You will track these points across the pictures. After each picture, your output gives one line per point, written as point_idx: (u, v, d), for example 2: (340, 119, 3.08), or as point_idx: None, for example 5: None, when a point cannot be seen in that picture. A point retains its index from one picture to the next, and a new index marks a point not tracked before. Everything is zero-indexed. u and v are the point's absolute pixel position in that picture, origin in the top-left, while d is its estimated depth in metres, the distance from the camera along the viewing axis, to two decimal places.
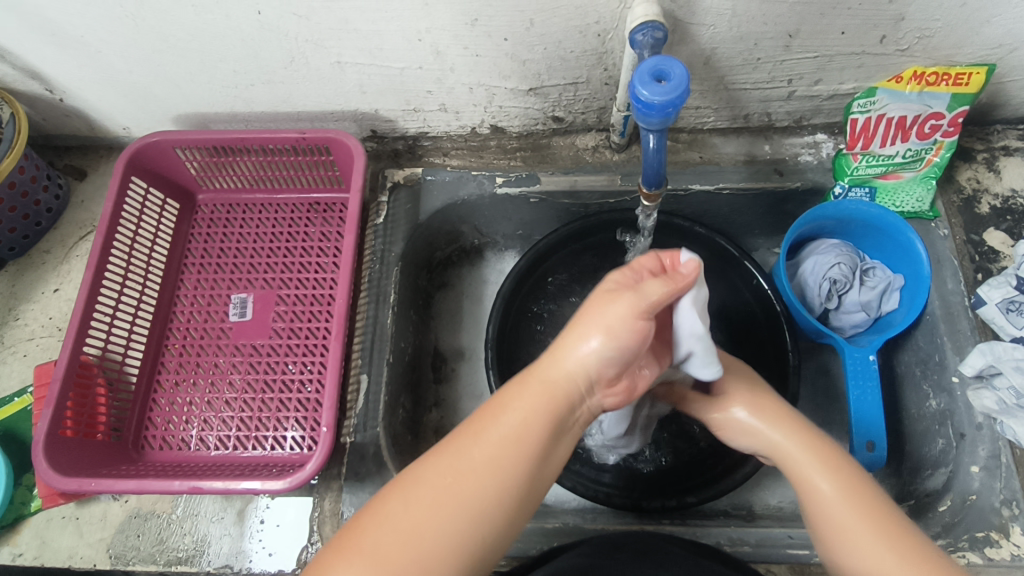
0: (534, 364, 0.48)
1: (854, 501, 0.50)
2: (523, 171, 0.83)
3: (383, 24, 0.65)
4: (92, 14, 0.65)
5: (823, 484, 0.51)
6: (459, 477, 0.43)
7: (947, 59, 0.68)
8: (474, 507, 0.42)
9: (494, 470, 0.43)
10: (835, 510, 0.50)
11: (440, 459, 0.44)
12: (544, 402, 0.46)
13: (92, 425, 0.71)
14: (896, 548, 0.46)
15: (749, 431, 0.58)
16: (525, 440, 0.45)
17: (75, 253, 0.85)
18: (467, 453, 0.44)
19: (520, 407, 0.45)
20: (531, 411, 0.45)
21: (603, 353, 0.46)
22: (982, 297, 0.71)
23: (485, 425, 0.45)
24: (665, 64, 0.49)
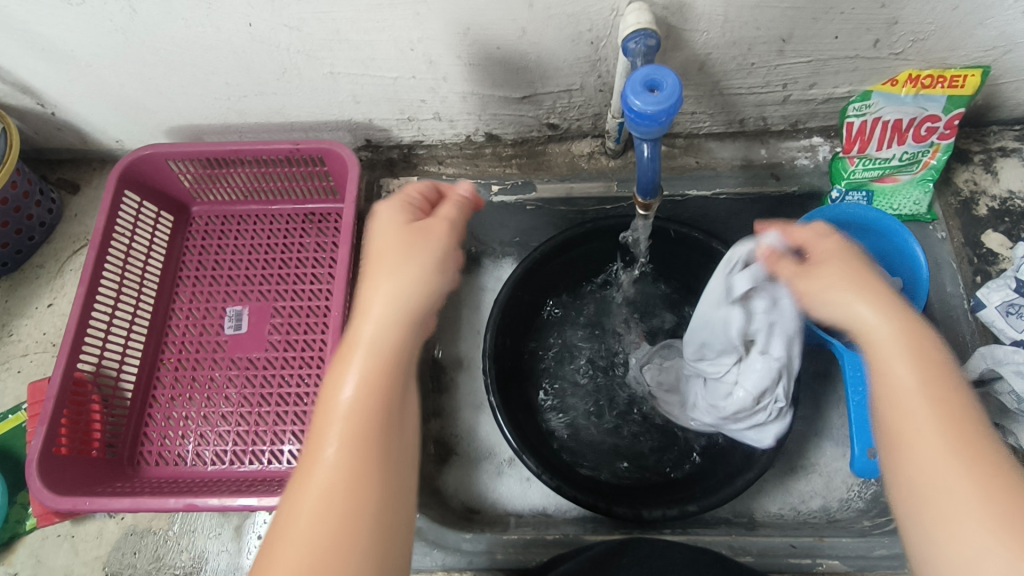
0: (330, 366, 0.42)
1: (932, 394, 0.39)
2: (519, 178, 0.84)
3: (375, 34, 0.65)
4: (83, 29, 0.65)
5: (897, 367, 0.41)
6: (305, 506, 0.38)
7: (941, 62, 0.68)
8: (347, 518, 0.38)
9: (354, 469, 0.38)
10: (910, 399, 0.40)
11: (304, 468, 0.39)
12: (368, 373, 0.40)
13: (87, 442, 0.70)
14: (960, 447, 0.38)
15: (836, 294, 0.44)
16: (372, 424, 0.39)
17: (68, 266, 0.84)
18: (318, 457, 0.39)
19: (354, 389, 0.40)
20: (363, 392, 0.40)
21: (424, 308, 0.43)
22: (982, 299, 0.71)
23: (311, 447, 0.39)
24: (657, 73, 0.49)
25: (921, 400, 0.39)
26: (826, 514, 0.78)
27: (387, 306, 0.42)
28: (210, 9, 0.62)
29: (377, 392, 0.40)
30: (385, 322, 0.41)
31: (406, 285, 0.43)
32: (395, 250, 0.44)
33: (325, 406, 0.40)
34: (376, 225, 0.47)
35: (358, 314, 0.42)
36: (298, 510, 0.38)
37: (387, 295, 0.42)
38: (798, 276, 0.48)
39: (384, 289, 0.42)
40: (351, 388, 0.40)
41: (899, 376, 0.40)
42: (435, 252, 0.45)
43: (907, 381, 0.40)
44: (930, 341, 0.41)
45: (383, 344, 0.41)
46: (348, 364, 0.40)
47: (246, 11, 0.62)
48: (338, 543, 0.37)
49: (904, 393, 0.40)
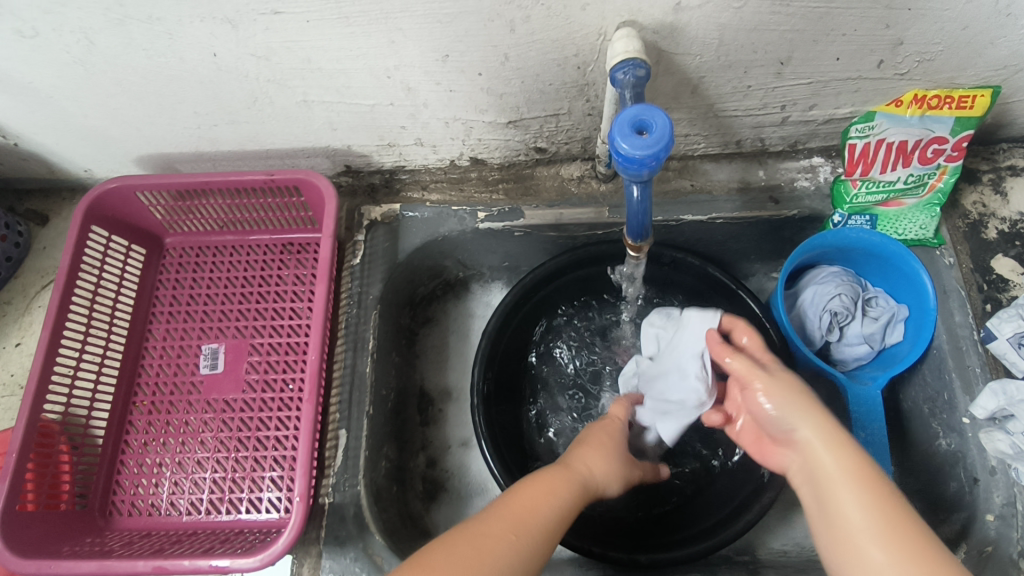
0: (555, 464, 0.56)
1: (874, 511, 0.45)
2: (506, 204, 0.78)
3: (347, 63, 0.61)
4: (38, 61, 0.61)
5: (848, 494, 0.46)
6: (483, 526, 0.47)
7: (949, 81, 0.64)
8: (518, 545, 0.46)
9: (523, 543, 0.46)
10: (856, 524, 0.45)
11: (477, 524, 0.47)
12: (577, 497, 0.53)
13: (55, 495, 0.67)
14: (909, 555, 0.42)
15: (794, 411, 0.52)
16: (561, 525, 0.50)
17: (37, 303, 0.81)
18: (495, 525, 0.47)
19: (551, 487, 0.52)
20: (558, 513, 0.50)
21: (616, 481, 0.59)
22: (992, 330, 0.67)
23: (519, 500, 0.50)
24: (646, 113, 0.46)
25: (859, 506, 0.45)
26: None
27: (597, 469, 0.57)
28: (171, 39, 0.58)
29: (567, 513, 0.51)
30: (600, 472, 0.57)
31: (609, 460, 0.58)
32: (612, 448, 0.60)
33: (528, 491, 0.50)
34: (590, 430, 0.63)
35: (579, 455, 0.58)
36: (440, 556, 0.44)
37: (594, 462, 0.57)
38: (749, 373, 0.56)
39: (611, 456, 0.59)
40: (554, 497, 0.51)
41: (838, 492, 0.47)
42: (624, 453, 0.61)
43: (856, 519, 0.45)
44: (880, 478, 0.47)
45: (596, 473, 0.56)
46: (560, 478, 0.53)
47: (210, 41, 0.58)
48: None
49: (851, 520, 0.45)
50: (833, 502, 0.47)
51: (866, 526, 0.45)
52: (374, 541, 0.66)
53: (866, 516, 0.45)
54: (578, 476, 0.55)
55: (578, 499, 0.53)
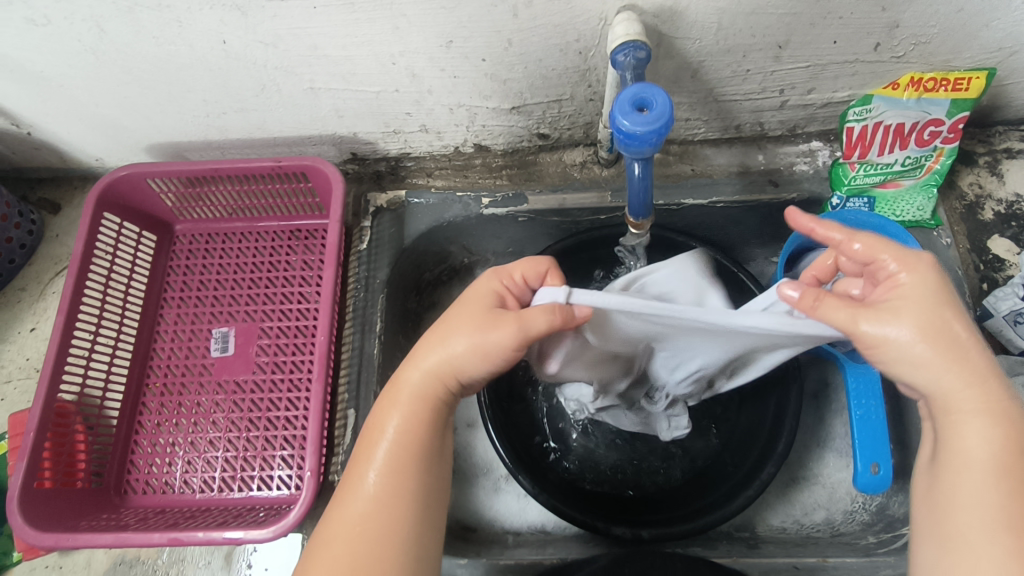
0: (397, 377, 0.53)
1: (1004, 443, 0.41)
2: (510, 190, 0.80)
3: (354, 49, 0.63)
4: (51, 50, 0.63)
5: (973, 417, 0.42)
6: (364, 501, 0.48)
7: (945, 64, 0.65)
8: (385, 507, 0.48)
9: (395, 503, 0.48)
10: (970, 441, 0.42)
11: (345, 500, 0.49)
12: (419, 418, 0.51)
13: (71, 473, 0.69)
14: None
15: (947, 348, 0.42)
16: (414, 456, 0.50)
17: (51, 288, 0.82)
18: (359, 493, 0.49)
19: (395, 427, 0.50)
20: (396, 441, 0.50)
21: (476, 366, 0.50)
22: (989, 308, 0.68)
23: (369, 453, 0.50)
24: (647, 92, 0.47)
25: (988, 455, 0.41)
26: (830, 528, 0.76)
27: (430, 367, 0.51)
28: (181, 27, 0.59)
29: (415, 430, 0.51)
30: (428, 371, 0.51)
31: (459, 341, 0.50)
32: (452, 329, 0.51)
33: (366, 452, 0.50)
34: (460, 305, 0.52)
35: (412, 360, 0.52)
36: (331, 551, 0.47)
37: (426, 362, 0.51)
38: (857, 312, 0.44)
39: (451, 341, 0.51)
40: (389, 432, 0.50)
41: (965, 436, 0.42)
42: (486, 324, 0.49)
43: (978, 451, 0.42)
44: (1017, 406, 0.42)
45: (434, 370, 0.51)
46: (389, 409, 0.51)
47: (219, 28, 0.60)
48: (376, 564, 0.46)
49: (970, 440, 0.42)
50: (950, 425, 0.43)
51: (986, 453, 0.42)
52: None
53: (992, 445, 0.42)
54: (413, 392, 0.51)
55: (421, 420, 0.51)
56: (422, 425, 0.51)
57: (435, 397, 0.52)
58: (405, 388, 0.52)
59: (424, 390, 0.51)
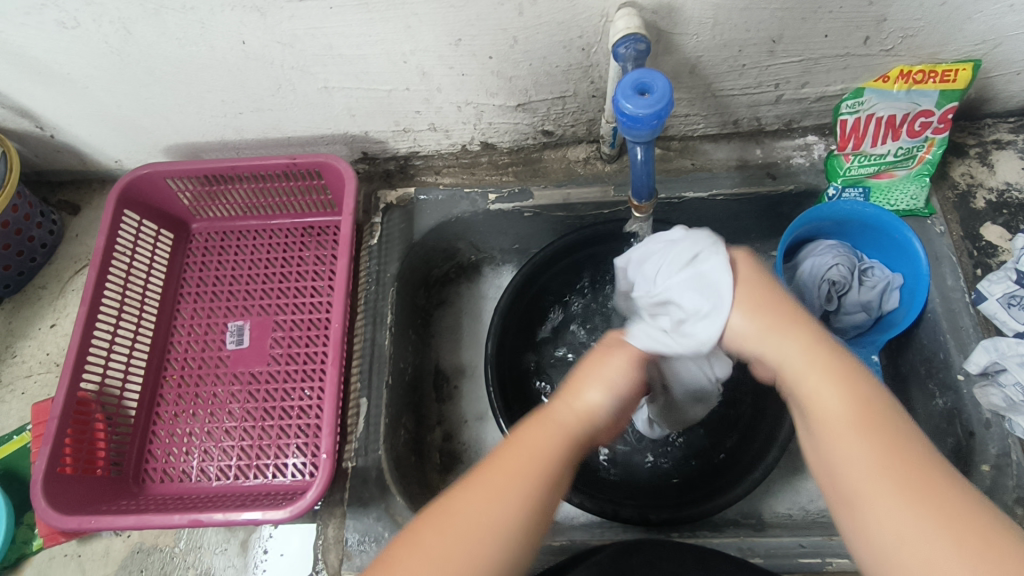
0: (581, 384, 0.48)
1: (864, 430, 0.41)
2: (515, 186, 0.83)
3: (367, 48, 0.66)
4: (79, 51, 0.66)
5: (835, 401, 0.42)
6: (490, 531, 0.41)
7: (932, 57, 0.68)
8: (500, 564, 0.41)
9: (502, 555, 0.41)
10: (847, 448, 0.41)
11: (460, 524, 0.41)
12: (562, 453, 0.45)
13: (92, 461, 0.70)
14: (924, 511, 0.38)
15: (781, 345, 0.45)
16: (541, 514, 0.43)
17: (70, 286, 0.85)
18: (491, 515, 0.42)
19: (538, 456, 0.44)
20: (538, 480, 0.43)
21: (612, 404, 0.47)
22: (983, 292, 0.71)
23: (499, 476, 0.43)
24: (648, 77, 0.51)
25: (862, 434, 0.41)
26: None
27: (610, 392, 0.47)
28: (203, 28, 0.62)
29: (554, 469, 0.44)
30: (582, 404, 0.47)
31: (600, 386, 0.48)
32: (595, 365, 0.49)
33: (492, 497, 0.42)
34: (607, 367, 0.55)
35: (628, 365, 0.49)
36: (436, 563, 0.40)
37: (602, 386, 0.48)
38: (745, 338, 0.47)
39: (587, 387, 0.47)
40: (537, 475, 0.44)
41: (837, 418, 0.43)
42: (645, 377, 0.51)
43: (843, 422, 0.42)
44: (852, 369, 0.44)
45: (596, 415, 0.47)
46: (541, 436, 0.45)
47: (239, 29, 0.63)
48: None
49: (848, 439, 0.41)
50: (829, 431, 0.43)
51: (873, 462, 0.40)
52: (395, 502, 0.69)
53: (857, 433, 0.41)
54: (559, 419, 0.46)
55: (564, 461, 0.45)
56: (564, 459, 0.45)
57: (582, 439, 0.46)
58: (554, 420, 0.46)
59: (569, 427, 0.46)
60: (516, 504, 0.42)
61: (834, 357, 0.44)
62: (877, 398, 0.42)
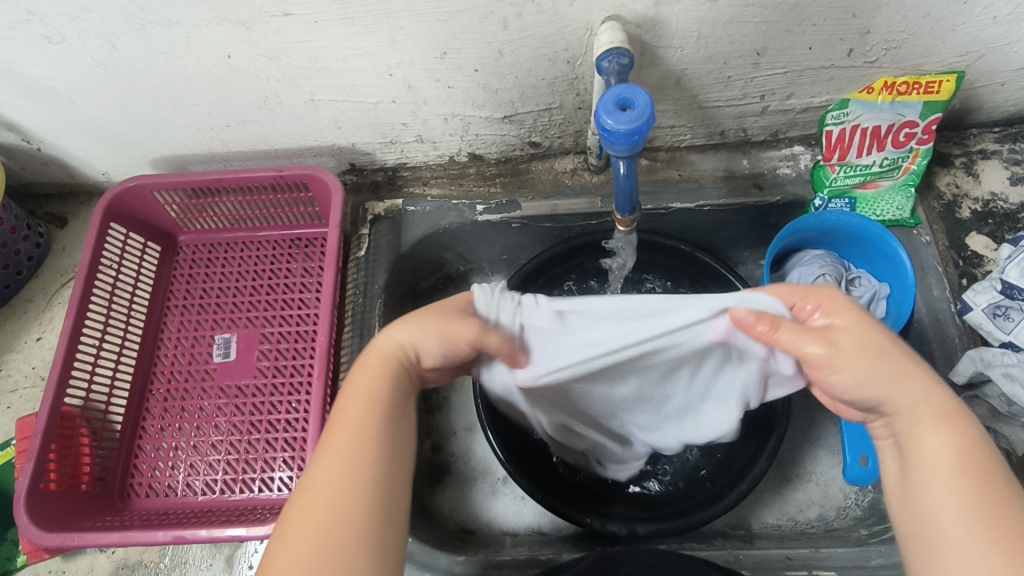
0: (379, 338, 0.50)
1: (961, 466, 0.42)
2: (503, 197, 0.83)
3: (353, 61, 0.66)
4: (64, 66, 0.66)
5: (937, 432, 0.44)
6: (320, 479, 0.44)
7: (916, 68, 0.69)
8: (349, 501, 0.43)
9: (344, 492, 0.43)
10: (939, 477, 0.43)
11: (304, 491, 0.44)
12: (383, 390, 0.48)
13: (76, 476, 0.70)
14: (992, 544, 0.39)
15: (877, 384, 0.45)
16: (369, 448, 0.45)
17: (57, 299, 0.84)
18: (320, 467, 0.44)
19: (361, 402, 0.47)
20: (361, 421, 0.46)
21: (417, 340, 0.49)
22: (968, 303, 0.70)
23: (334, 435, 0.46)
24: (629, 92, 0.50)
25: (949, 460, 0.43)
26: (824, 525, 0.75)
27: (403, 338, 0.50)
28: (188, 42, 0.62)
29: (372, 403, 0.47)
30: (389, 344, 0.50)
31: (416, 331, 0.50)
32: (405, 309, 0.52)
33: (323, 457, 0.45)
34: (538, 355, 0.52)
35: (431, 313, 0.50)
36: (304, 529, 0.42)
37: (400, 331, 0.50)
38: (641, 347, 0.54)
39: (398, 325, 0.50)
40: (359, 419, 0.46)
41: (924, 447, 0.44)
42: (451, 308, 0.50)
43: (941, 457, 0.43)
44: (966, 419, 0.44)
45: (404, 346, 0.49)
46: (369, 381, 0.48)
47: (225, 43, 0.63)
48: (334, 539, 0.42)
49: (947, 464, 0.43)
50: (919, 463, 0.44)
51: (945, 484, 0.42)
52: None
53: (952, 456, 0.43)
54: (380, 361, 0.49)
55: (386, 391, 0.48)
56: (380, 401, 0.47)
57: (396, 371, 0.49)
58: (371, 361, 0.49)
59: (388, 363, 0.49)
60: (341, 454, 0.45)
61: (952, 405, 0.44)
62: (993, 451, 0.43)
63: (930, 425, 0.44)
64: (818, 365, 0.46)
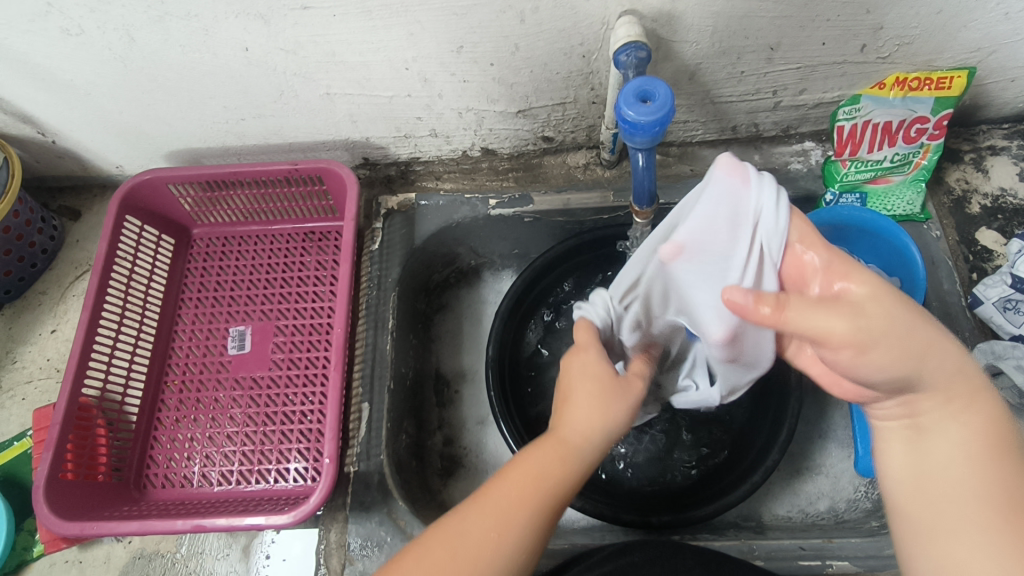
0: (566, 420, 0.50)
1: (985, 445, 0.41)
2: (516, 191, 0.83)
3: (370, 55, 0.66)
4: (82, 58, 0.66)
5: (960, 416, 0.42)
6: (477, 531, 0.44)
7: (927, 64, 0.69)
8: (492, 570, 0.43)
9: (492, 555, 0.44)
10: (958, 465, 0.41)
11: (454, 532, 0.44)
12: (565, 478, 0.47)
13: (93, 466, 0.70)
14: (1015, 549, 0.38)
15: (901, 365, 0.40)
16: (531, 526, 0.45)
17: (71, 292, 0.85)
18: (485, 515, 0.45)
19: (539, 470, 0.47)
20: (537, 484, 0.46)
21: (601, 430, 0.50)
22: (979, 296, 0.72)
23: (506, 487, 0.46)
24: (649, 85, 0.51)
25: (966, 447, 0.41)
26: (834, 517, 0.76)
27: (591, 445, 0.50)
28: (207, 35, 0.63)
29: (548, 488, 0.47)
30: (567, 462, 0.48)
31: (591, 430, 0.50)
32: (595, 392, 0.51)
33: (490, 503, 0.45)
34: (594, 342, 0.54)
35: (606, 401, 0.51)
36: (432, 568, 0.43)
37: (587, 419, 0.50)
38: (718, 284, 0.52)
39: (578, 417, 0.50)
40: (532, 489, 0.46)
41: (944, 432, 0.42)
42: (621, 412, 0.52)
43: (960, 437, 0.41)
44: (988, 395, 0.42)
45: (590, 436, 0.50)
46: (553, 462, 0.48)
47: (243, 36, 0.63)
48: None
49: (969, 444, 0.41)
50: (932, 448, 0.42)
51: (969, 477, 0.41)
52: (398, 506, 0.69)
53: (978, 445, 0.41)
54: (570, 447, 0.49)
55: (568, 480, 0.48)
56: (554, 487, 0.47)
57: (574, 463, 0.48)
58: (562, 441, 0.49)
59: (568, 447, 0.49)
60: (506, 518, 0.45)
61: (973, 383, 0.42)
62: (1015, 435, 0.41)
63: (950, 411, 0.42)
64: (841, 344, 0.40)
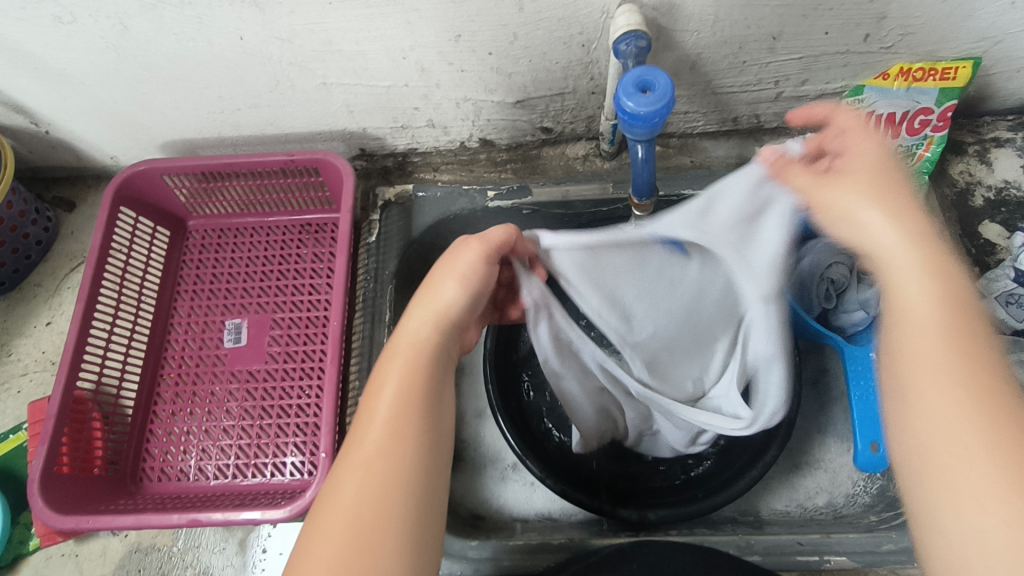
0: (419, 296, 0.54)
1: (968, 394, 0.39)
2: (514, 183, 0.82)
3: (366, 44, 0.65)
4: (75, 47, 0.65)
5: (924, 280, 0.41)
6: (364, 456, 0.45)
7: (932, 54, 0.68)
8: (394, 490, 0.44)
9: (384, 477, 0.44)
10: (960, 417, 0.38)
11: (342, 476, 0.45)
12: (402, 379, 0.48)
13: (89, 460, 0.70)
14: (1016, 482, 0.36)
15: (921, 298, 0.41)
16: (406, 425, 0.46)
17: (65, 284, 0.84)
18: (364, 441, 0.46)
19: (390, 387, 0.48)
20: (400, 394, 0.48)
21: (457, 293, 0.51)
22: (983, 290, 0.70)
23: (367, 414, 0.48)
24: (649, 74, 0.50)
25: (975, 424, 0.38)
26: (833, 512, 0.76)
27: (436, 310, 0.51)
28: (201, 23, 0.62)
29: (407, 395, 0.47)
30: (410, 348, 0.50)
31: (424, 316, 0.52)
32: (461, 273, 0.51)
33: (362, 429, 0.47)
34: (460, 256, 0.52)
35: (430, 286, 0.53)
36: (335, 519, 0.43)
37: (456, 280, 0.52)
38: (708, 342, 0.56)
39: (440, 288, 0.52)
40: (384, 398, 0.48)
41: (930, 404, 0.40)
42: (477, 282, 0.52)
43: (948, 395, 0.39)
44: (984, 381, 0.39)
45: (422, 328, 0.51)
46: (393, 365, 0.49)
47: (237, 24, 0.62)
48: (380, 525, 0.42)
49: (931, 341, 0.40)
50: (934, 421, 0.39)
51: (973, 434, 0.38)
52: None
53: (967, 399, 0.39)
54: (399, 347, 0.50)
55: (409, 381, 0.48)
56: (407, 387, 0.48)
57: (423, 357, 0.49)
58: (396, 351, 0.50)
59: (410, 351, 0.50)
60: (381, 436, 0.46)
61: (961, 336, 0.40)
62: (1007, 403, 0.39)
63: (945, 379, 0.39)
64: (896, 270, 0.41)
